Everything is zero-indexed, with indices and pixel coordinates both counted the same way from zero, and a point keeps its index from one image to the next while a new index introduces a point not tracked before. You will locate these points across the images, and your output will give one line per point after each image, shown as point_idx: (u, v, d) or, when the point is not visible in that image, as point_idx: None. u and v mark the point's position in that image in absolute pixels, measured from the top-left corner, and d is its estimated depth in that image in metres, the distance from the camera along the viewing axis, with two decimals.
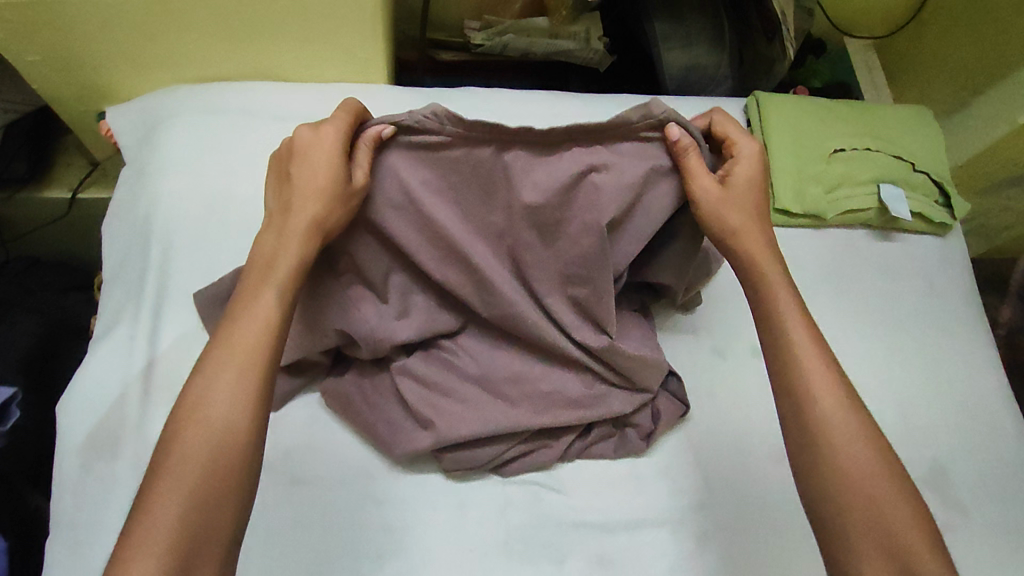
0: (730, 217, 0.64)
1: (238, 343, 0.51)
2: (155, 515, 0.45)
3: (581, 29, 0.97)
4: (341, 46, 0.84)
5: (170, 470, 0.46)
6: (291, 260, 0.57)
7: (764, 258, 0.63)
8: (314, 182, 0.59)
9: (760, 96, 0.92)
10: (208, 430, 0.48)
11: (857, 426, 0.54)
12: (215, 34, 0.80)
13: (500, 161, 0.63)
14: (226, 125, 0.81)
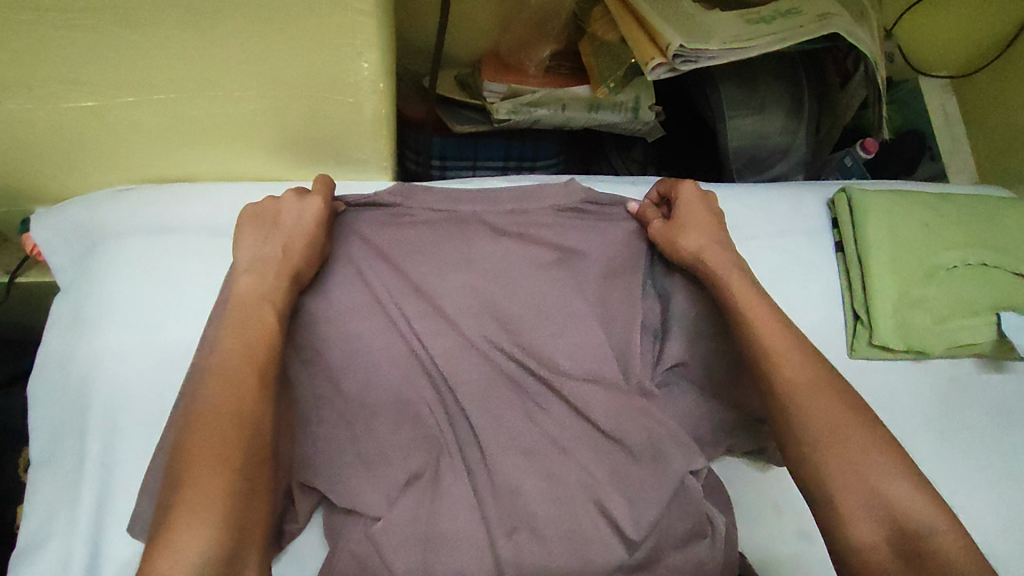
0: (686, 237, 0.64)
1: (221, 375, 0.48)
2: (190, 509, 0.42)
3: (629, 97, 0.80)
4: (330, 146, 0.64)
5: (199, 458, 0.44)
6: (272, 294, 0.54)
7: (724, 266, 0.61)
8: (293, 236, 0.57)
9: (852, 191, 0.75)
10: (235, 420, 0.46)
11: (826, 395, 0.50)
12: (164, 137, 0.60)
13: (470, 234, 0.65)
14: (185, 248, 0.63)
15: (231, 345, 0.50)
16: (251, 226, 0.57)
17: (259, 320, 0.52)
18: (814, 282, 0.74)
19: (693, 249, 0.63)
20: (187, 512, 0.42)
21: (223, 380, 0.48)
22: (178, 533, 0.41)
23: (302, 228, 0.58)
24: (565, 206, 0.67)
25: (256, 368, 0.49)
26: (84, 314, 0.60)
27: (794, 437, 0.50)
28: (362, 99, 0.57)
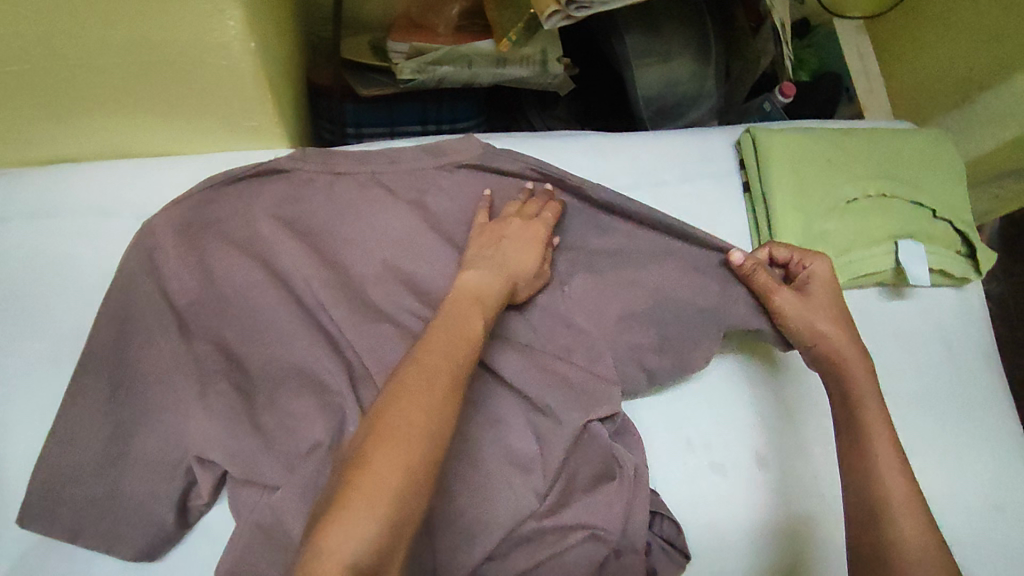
0: (820, 324, 0.61)
1: (464, 335, 0.49)
2: (364, 491, 0.38)
3: (535, 51, 0.79)
4: (215, 113, 0.61)
5: (400, 433, 0.41)
6: (482, 283, 0.55)
7: (857, 363, 0.60)
8: (525, 254, 0.60)
9: (757, 131, 0.76)
10: (427, 407, 0.42)
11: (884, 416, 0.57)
12: (24, 112, 0.57)
13: (374, 196, 0.65)
14: (67, 230, 0.61)
15: (439, 337, 0.48)
16: (481, 251, 0.60)
17: (484, 309, 0.53)
18: (723, 224, 0.75)
19: (823, 337, 0.61)
20: (375, 487, 0.38)
21: (444, 368, 0.45)
22: (358, 509, 0.37)
23: (530, 244, 0.61)
24: (464, 161, 0.68)
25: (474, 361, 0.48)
26: None
27: (854, 445, 0.56)
28: (236, 63, 0.55)
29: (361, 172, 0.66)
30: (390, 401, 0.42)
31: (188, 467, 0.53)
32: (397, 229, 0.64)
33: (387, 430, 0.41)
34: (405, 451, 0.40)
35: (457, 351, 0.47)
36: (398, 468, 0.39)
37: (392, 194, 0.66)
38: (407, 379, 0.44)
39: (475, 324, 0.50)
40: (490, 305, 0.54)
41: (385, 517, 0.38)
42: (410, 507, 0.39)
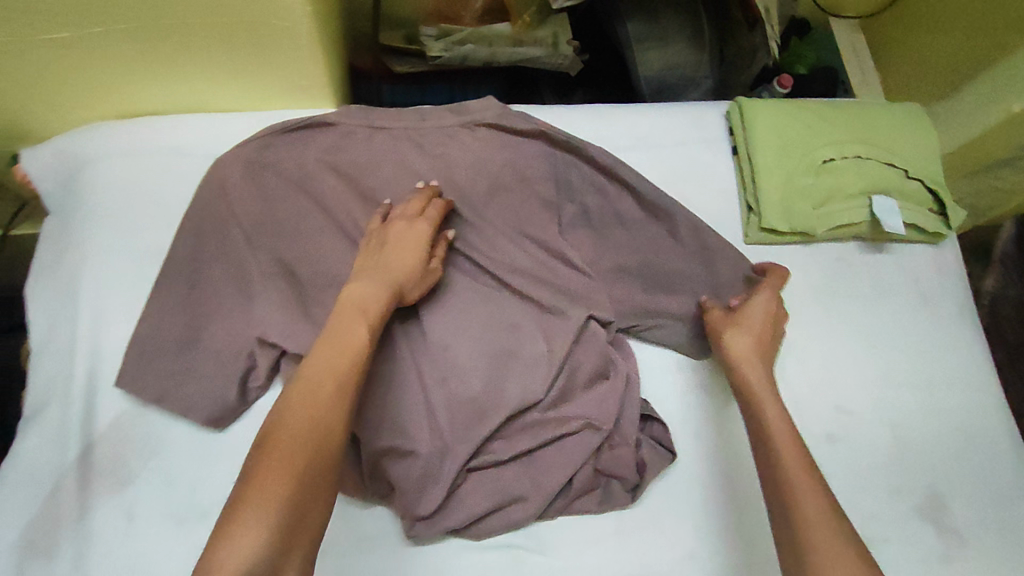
0: (736, 339, 0.69)
1: (347, 346, 0.53)
2: (259, 494, 0.45)
3: (547, 33, 0.91)
4: (276, 78, 0.74)
5: (290, 441, 0.47)
6: (378, 300, 0.58)
7: (762, 390, 0.64)
8: (406, 262, 0.63)
9: (743, 100, 0.85)
10: (314, 414, 0.49)
11: (797, 434, 0.60)
12: (124, 67, 0.70)
13: (404, 148, 0.76)
14: (155, 167, 0.74)
15: (322, 354, 0.52)
16: (363, 268, 0.62)
17: (366, 319, 0.56)
18: (713, 181, 0.84)
19: (736, 348, 0.68)
20: (268, 490, 0.45)
21: (330, 380, 0.51)
22: (255, 506, 0.45)
23: (408, 248, 0.64)
24: (481, 120, 0.78)
25: (359, 368, 0.53)
26: (75, 220, 0.71)
27: (764, 443, 0.60)
28: (296, 24, 0.67)
29: (395, 126, 0.77)
30: (278, 414, 0.49)
31: (251, 350, 0.64)
32: (423, 175, 0.76)
33: (277, 441, 0.47)
34: (292, 458, 0.47)
35: (338, 359, 0.52)
36: (286, 474, 0.46)
37: (421, 146, 0.77)
38: (295, 395, 0.50)
39: (360, 331, 0.55)
40: (375, 312, 0.57)
41: (276, 521, 0.45)
42: (305, 499, 0.47)
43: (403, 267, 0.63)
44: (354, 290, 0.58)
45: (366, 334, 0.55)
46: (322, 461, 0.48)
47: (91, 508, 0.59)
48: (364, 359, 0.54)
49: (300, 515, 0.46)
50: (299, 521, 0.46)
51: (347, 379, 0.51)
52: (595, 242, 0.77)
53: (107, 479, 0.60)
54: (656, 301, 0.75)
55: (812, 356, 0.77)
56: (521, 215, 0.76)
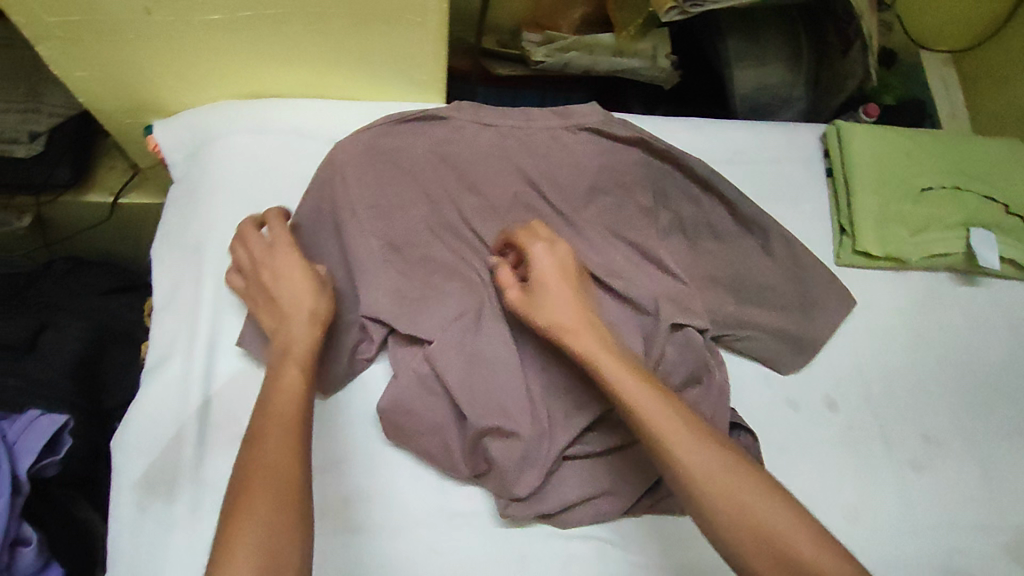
0: (560, 317, 0.62)
1: (285, 384, 0.57)
2: (242, 534, 0.48)
3: (648, 46, 0.93)
4: (395, 67, 0.78)
5: (250, 493, 0.50)
6: (302, 339, 0.60)
7: (639, 388, 0.58)
8: (297, 287, 0.63)
9: (841, 123, 0.86)
10: (262, 463, 0.51)
11: (692, 433, 0.55)
12: (263, 52, 0.75)
13: (511, 145, 0.79)
14: (276, 148, 0.79)
15: (272, 398, 0.56)
16: (271, 313, 0.64)
17: (294, 358, 0.59)
18: (806, 200, 0.84)
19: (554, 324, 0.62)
20: (236, 547, 0.47)
21: (277, 427, 0.54)
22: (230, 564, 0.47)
23: (287, 273, 0.64)
24: (586, 124, 0.81)
25: (306, 404, 0.57)
26: (204, 192, 0.78)
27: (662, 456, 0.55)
28: (428, 19, 0.72)
29: (504, 123, 0.80)
30: (233, 477, 0.52)
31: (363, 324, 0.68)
32: (528, 172, 0.78)
33: (236, 498, 0.50)
34: (253, 505, 0.49)
35: (277, 407, 0.55)
36: (250, 524, 0.48)
37: (527, 144, 0.80)
38: (247, 454, 0.53)
39: (294, 376, 0.58)
40: (303, 351, 0.60)
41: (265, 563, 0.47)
42: (276, 542, 0.48)
43: (304, 293, 0.63)
44: (286, 333, 0.61)
45: (298, 377, 0.58)
46: (284, 502, 0.50)
47: (207, 455, 0.66)
48: (302, 401, 0.57)
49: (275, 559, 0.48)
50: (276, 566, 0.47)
51: (291, 423, 0.55)
52: (690, 250, 0.78)
53: (223, 433, 0.67)
54: (748, 312, 0.76)
55: (901, 383, 0.77)
56: (620, 218, 0.78)
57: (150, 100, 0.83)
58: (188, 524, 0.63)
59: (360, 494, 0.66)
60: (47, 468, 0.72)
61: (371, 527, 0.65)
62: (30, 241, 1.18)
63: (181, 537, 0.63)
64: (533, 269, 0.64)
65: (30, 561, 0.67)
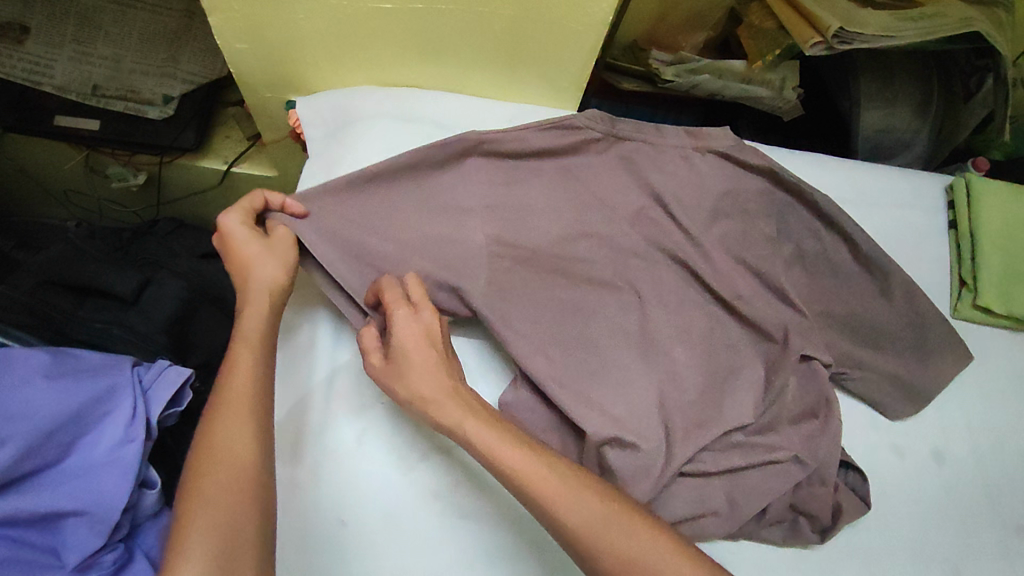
0: (421, 386, 0.59)
1: (241, 370, 0.56)
2: (199, 524, 0.48)
3: (778, 77, 0.93)
4: (540, 71, 0.83)
5: (204, 473, 0.50)
6: (259, 311, 0.61)
7: (539, 472, 0.53)
8: (237, 245, 0.64)
9: (971, 177, 0.85)
10: (217, 445, 0.52)
11: (593, 494, 0.52)
12: (424, 47, 0.80)
13: (642, 161, 0.81)
14: (415, 137, 0.83)
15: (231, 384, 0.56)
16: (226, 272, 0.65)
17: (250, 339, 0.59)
18: (924, 249, 0.84)
19: (410, 391, 0.59)
20: (192, 529, 0.48)
21: (231, 412, 0.54)
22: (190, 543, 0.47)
23: (229, 239, 0.64)
24: (715, 149, 0.82)
25: (264, 387, 0.57)
26: (342, 171, 0.81)
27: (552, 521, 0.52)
28: (587, 29, 0.76)
29: (637, 138, 0.81)
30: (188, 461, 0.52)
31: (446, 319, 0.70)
32: (658, 189, 0.79)
33: (191, 481, 0.50)
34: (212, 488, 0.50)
35: (234, 390, 0.55)
36: (208, 505, 0.49)
37: (657, 161, 0.81)
38: (201, 440, 0.52)
39: (248, 358, 0.57)
40: (256, 333, 0.60)
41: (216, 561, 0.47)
42: (240, 522, 0.49)
43: (245, 250, 0.64)
44: (244, 316, 0.60)
45: (256, 359, 0.58)
46: (241, 482, 0.51)
47: (329, 423, 0.68)
48: (257, 383, 0.56)
49: (233, 543, 0.48)
50: (236, 552, 0.48)
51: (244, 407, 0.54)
52: (810, 283, 0.78)
53: (347, 402, 0.69)
54: (862, 354, 0.76)
55: (1014, 444, 0.76)
56: (744, 244, 0.79)
57: (298, 77, 0.87)
58: (307, 492, 0.65)
59: (472, 481, 0.67)
60: (168, 418, 0.74)
61: (479, 515, 0.66)
62: (140, 199, 1.21)
63: (300, 499, 0.64)
64: (395, 339, 0.61)
65: (153, 503, 0.70)
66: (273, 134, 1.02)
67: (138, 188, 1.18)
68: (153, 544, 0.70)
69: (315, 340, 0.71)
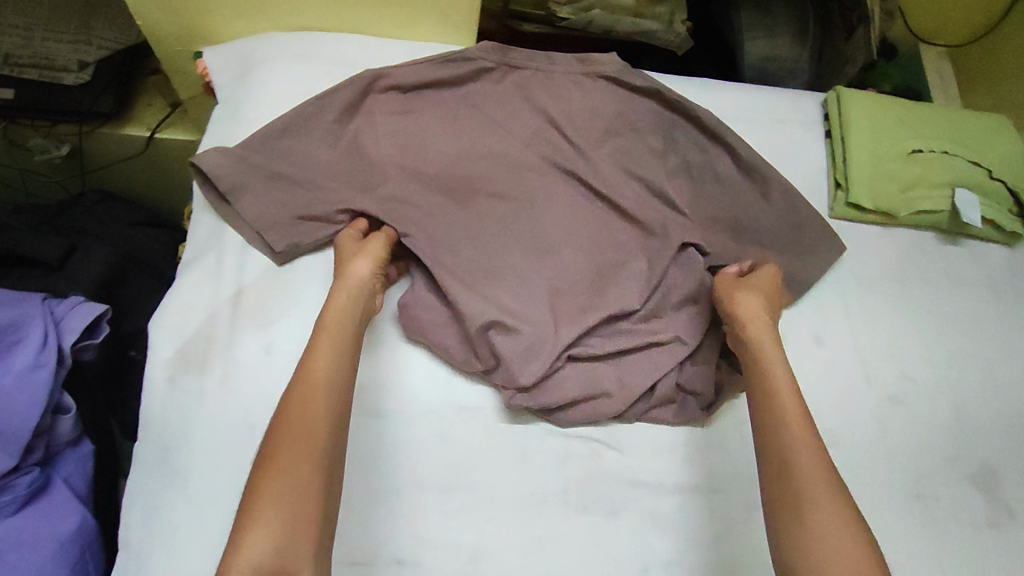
0: (743, 299, 0.74)
1: (320, 363, 0.62)
2: (270, 496, 0.54)
3: (665, 11, 1.00)
4: (434, 8, 0.88)
5: (285, 447, 0.56)
6: (343, 313, 0.66)
7: (800, 427, 0.63)
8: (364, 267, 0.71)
9: (841, 90, 0.92)
10: (301, 423, 0.58)
11: (815, 446, 0.62)
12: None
13: (536, 84, 0.84)
14: (319, 75, 0.87)
15: (315, 367, 0.62)
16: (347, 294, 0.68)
17: (337, 334, 0.65)
18: (805, 159, 0.91)
19: (739, 304, 0.73)
20: (264, 496, 0.54)
21: (312, 396, 0.60)
22: (263, 509, 0.53)
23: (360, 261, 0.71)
24: (605, 73, 0.85)
25: (342, 379, 0.62)
26: (248, 111, 0.84)
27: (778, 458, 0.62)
28: None
29: (530, 66, 0.85)
30: (270, 431, 0.58)
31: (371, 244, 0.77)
32: (550, 109, 0.83)
33: (267, 461, 0.56)
34: (288, 461, 0.56)
35: (313, 383, 0.60)
36: (277, 488, 0.54)
37: (550, 84, 0.84)
38: (286, 416, 0.58)
39: (327, 352, 0.63)
40: (341, 329, 0.65)
41: (281, 533, 0.53)
42: (300, 502, 0.54)
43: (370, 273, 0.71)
44: (328, 310, 0.66)
45: (335, 355, 0.63)
46: (313, 460, 0.56)
47: (237, 338, 0.72)
48: (336, 377, 0.62)
49: (298, 518, 0.54)
50: (298, 529, 0.53)
51: (324, 392, 0.60)
52: (696, 191, 0.84)
53: (252, 316, 0.73)
54: (746, 253, 0.82)
55: (882, 324, 0.84)
56: (634, 157, 0.83)
57: (201, 25, 0.89)
58: (216, 400, 0.70)
59: (377, 384, 0.72)
60: (85, 351, 0.77)
61: (386, 414, 0.71)
62: (64, 169, 1.21)
63: (212, 406, 0.69)
64: (755, 273, 0.78)
65: (69, 430, 0.73)
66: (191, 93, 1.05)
67: (62, 159, 1.18)
68: (71, 473, 0.73)
69: (223, 263, 0.75)
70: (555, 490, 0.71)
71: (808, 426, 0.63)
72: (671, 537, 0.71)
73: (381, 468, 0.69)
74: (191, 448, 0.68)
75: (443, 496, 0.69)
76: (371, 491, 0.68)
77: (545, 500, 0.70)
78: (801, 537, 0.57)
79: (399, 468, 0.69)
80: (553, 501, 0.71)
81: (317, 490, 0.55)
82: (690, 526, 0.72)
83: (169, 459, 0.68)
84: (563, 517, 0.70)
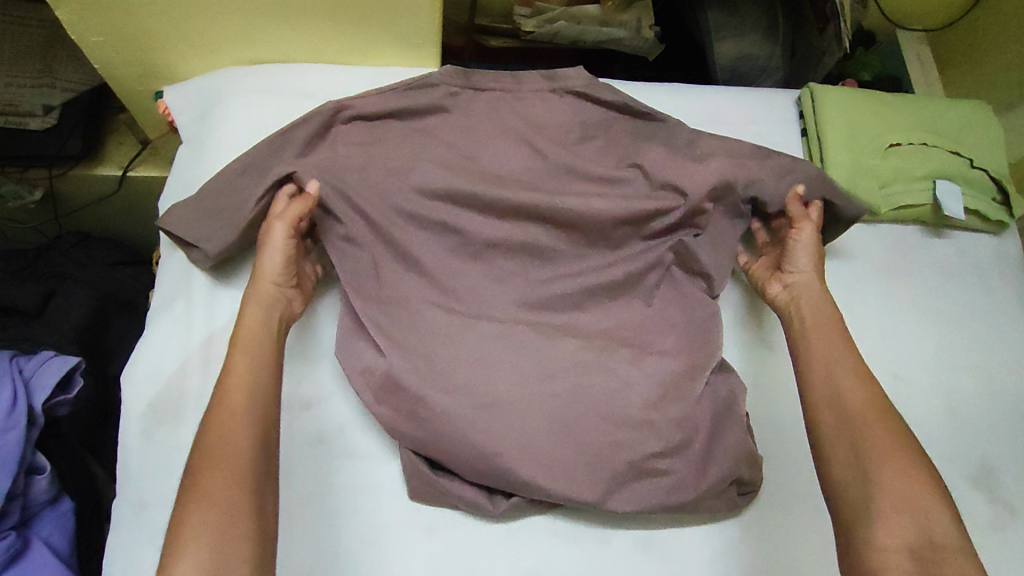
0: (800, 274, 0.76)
1: (233, 374, 0.60)
2: (196, 514, 0.52)
3: (632, 18, 0.98)
4: (395, 31, 0.86)
5: (206, 467, 0.54)
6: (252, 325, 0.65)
7: (840, 352, 0.66)
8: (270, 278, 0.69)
9: (815, 86, 0.90)
10: (219, 441, 0.56)
11: (852, 364, 0.65)
12: (275, 19, 0.83)
13: (501, 105, 0.82)
14: (282, 108, 0.86)
15: (237, 382, 0.60)
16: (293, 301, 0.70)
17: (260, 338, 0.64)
18: None
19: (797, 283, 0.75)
20: (186, 536, 0.51)
21: (239, 428, 0.56)
22: (189, 523, 0.51)
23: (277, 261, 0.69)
24: (572, 87, 0.83)
25: (268, 389, 0.60)
26: (211, 149, 0.83)
27: (828, 381, 0.64)
28: None
29: (495, 86, 0.83)
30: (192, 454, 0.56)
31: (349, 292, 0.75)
32: (518, 130, 0.81)
33: (193, 479, 0.54)
34: (215, 473, 0.54)
35: (231, 398, 0.58)
36: (200, 505, 0.52)
37: (517, 104, 0.83)
38: (202, 444, 0.56)
39: (242, 362, 0.61)
40: (253, 341, 0.63)
41: (216, 554, 0.50)
42: (228, 520, 0.52)
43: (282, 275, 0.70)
44: (241, 325, 0.65)
45: (252, 368, 0.61)
46: (234, 478, 0.54)
47: (210, 385, 0.71)
48: (254, 388, 0.60)
49: (226, 536, 0.51)
50: (228, 550, 0.51)
51: (241, 420, 0.57)
52: None
53: (224, 361, 0.72)
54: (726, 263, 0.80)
55: (870, 322, 0.82)
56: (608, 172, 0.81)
57: (161, 64, 0.87)
58: (193, 450, 0.68)
59: (356, 423, 0.71)
60: (60, 406, 0.77)
61: (365, 452, 0.70)
62: (40, 214, 1.20)
63: (188, 458, 0.68)
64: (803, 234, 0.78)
65: (44, 489, 0.72)
66: (159, 130, 1.04)
67: (36, 205, 1.17)
68: (52, 533, 0.73)
69: (192, 309, 0.74)
70: (542, 520, 0.70)
71: (877, 406, 0.61)
72: (664, 561, 0.69)
73: (365, 509, 0.68)
74: (168, 502, 0.66)
75: (428, 533, 0.67)
76: (357, 535, 0.67)
77: (534, 529, 0.69)
78: (855, 469, 0.58)
79: (382, 510, 0.68)
80: (541, 530, 0.69)
81: (250, 505, 0.53)
82: (687, 548, 0.70)
83: (145, 515, 0.66)
84: (553, 548, 0.69)
